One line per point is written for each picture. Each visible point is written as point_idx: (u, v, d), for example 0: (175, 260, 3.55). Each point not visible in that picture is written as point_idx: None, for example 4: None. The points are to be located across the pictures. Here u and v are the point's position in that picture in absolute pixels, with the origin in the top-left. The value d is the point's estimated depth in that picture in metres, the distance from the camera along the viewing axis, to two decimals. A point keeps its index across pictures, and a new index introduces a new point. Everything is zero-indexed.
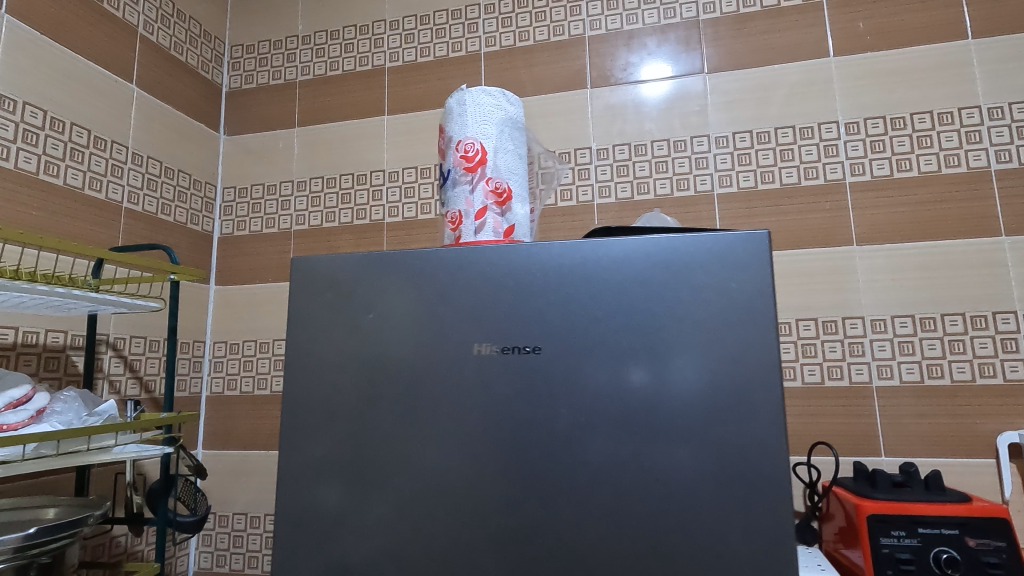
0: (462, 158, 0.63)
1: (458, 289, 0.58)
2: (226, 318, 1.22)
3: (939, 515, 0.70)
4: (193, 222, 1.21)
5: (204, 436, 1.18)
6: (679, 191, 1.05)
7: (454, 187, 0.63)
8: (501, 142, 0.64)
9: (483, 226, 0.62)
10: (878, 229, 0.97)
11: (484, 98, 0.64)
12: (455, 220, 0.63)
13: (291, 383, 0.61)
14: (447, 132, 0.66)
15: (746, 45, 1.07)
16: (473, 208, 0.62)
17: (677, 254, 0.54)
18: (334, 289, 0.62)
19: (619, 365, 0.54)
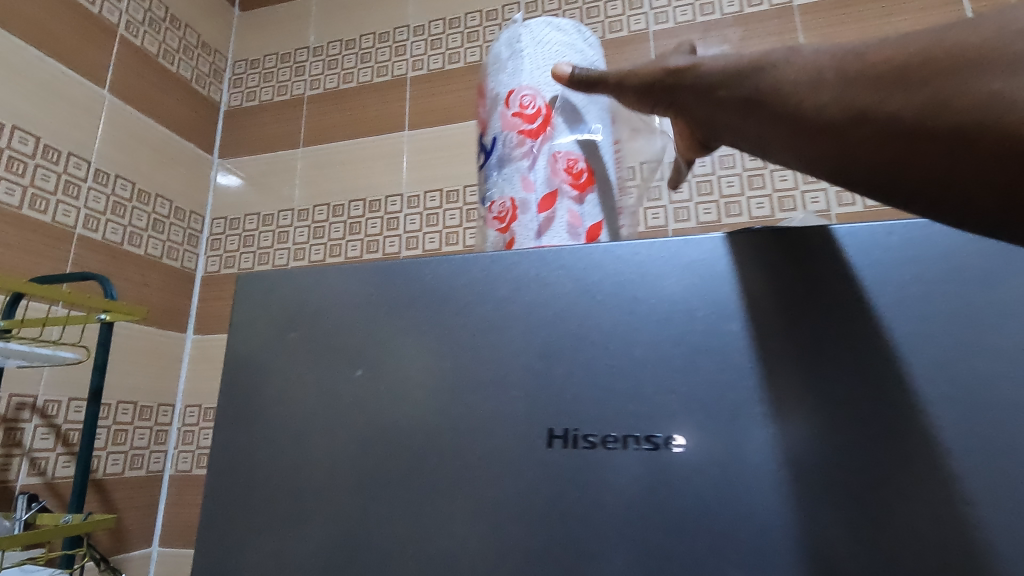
0: (517, 118, 0.41)
1: (518, 322, 0.31)
2: (202, 375, 0.97)
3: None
4: (171, 256, 0.98)
5: (162, 529, 0.91)
6: (783, 212, 0.80)
7: (505, 159, 0.41)
8: (576, 93, 0.43)
9: (554, 216, 0.38)
10: None
11: (547, 35, 0.45)
12: (506, 210, 0.39)
13: (220, 493, 0.34)
14: (491, 92, 0.45)
15: (859, 31, 0.85)
16: (538, 188, 0.39)
17: (985, 254, 0.27)
18: (304, 326, 0.35)
19: (891, 499, 0.24)
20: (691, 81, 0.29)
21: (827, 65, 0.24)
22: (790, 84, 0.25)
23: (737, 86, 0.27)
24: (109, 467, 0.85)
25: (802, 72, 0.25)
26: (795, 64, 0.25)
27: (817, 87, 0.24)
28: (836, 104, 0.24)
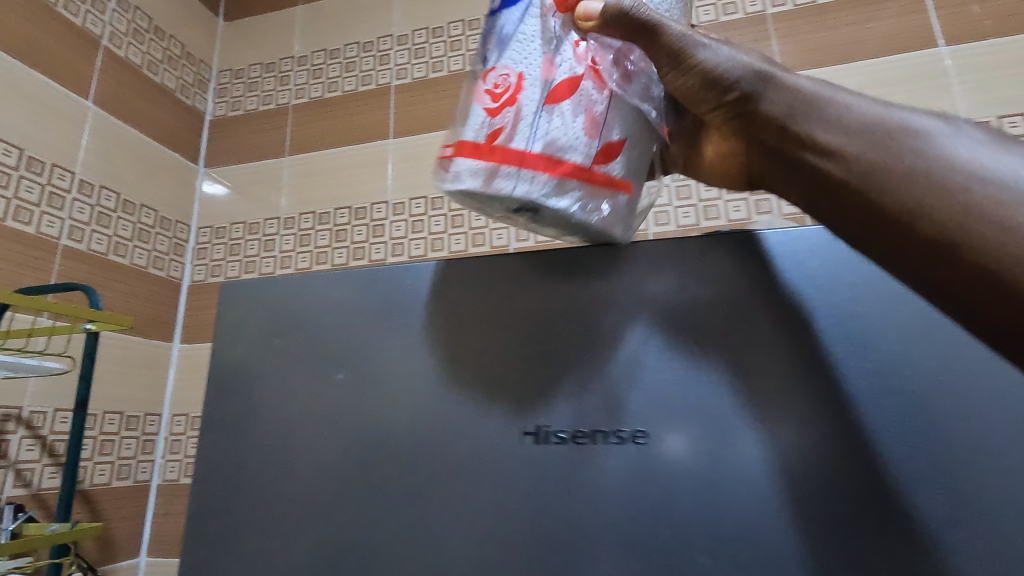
0: None
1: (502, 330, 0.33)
2: (189, 384, 0.97)
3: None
4: (156, 266, 0.99)
5: (150, 540, 0.91)
6: (760, 215, 0.82)
7: (527, 15, 0.35)
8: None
9: (562, 107, 0.33)
10: None
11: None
12: (507, 85, 0.34)
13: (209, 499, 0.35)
14: None
15: (830, 38, 0.87)
16: (554, 72, 0.34)
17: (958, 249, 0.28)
18: (287, 332, 0.36)
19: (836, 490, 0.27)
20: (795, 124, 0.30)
21: (965, 163, 0.26)
22: (894, 158, 0.27)
23: (839, 138, 0.29)
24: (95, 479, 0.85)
25: (941, 155, 0.26)
26: (914, 147, 0.27)
27: (909, 181, 0.26)
28: (957, 202, 0.25)
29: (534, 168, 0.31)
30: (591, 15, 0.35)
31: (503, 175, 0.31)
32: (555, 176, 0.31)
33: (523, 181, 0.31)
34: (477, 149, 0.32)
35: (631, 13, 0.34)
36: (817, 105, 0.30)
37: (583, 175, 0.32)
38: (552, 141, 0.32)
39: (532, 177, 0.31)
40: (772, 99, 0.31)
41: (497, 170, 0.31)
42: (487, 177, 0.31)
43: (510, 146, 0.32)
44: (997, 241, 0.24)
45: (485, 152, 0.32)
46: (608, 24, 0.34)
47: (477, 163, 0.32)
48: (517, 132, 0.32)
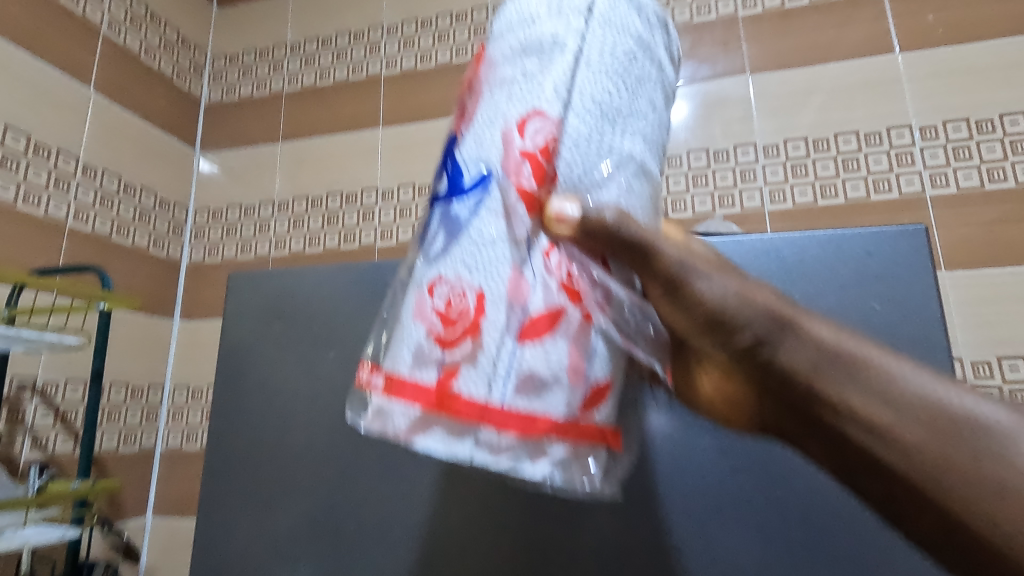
0: (521, 164, 0.27)
1: None
2: (190, 358, 1.04)
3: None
4: (157, 246, 1.04)
5: (156, 501, 0.99)
6: (722, 208, 0.89)
7: (481, 213, 0.27)
8: (614, 146, 0.28)
9: (539, 353, 0.26)
10: (970, 249, 0.79)
11: (586, 22, 0.29)
12: (464, 310, 0.26)
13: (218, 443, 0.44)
14: (487, 68, 0.29)
15: (795, 42, 0.93)
16: (532, 297, 0.27)
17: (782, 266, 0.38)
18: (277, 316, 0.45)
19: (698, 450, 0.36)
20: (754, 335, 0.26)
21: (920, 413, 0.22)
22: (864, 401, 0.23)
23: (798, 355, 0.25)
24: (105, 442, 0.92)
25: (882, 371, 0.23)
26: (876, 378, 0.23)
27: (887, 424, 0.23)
28: (955, 457, 0.21)
29: (503, 434, 0.25)
30: (567, 221, 0.27)
31: (462, 436, 0.25)
32: (528, 439, 0.25)
33: (485, 450, 0.25)
34: (420, 392, 0.26)
35: (611, 228, 0.27)
36: (765, 305, 0.26)
37: (567, 434, 0.26)
38: (526, 394, 0.26)
39: (502, 444, 0.25)
40: (718, 298, 0.27)
41: (450, 428, 0.25)
42: (438, 442, 0.25)
43: (467, 399, 0.25)
44: (998, 483, 0.21)
45: (432, 403, 0.26)
46: (586, 239, 0.27)
47: (424, 413, 0.26)
48: (476, 374, 0.26)
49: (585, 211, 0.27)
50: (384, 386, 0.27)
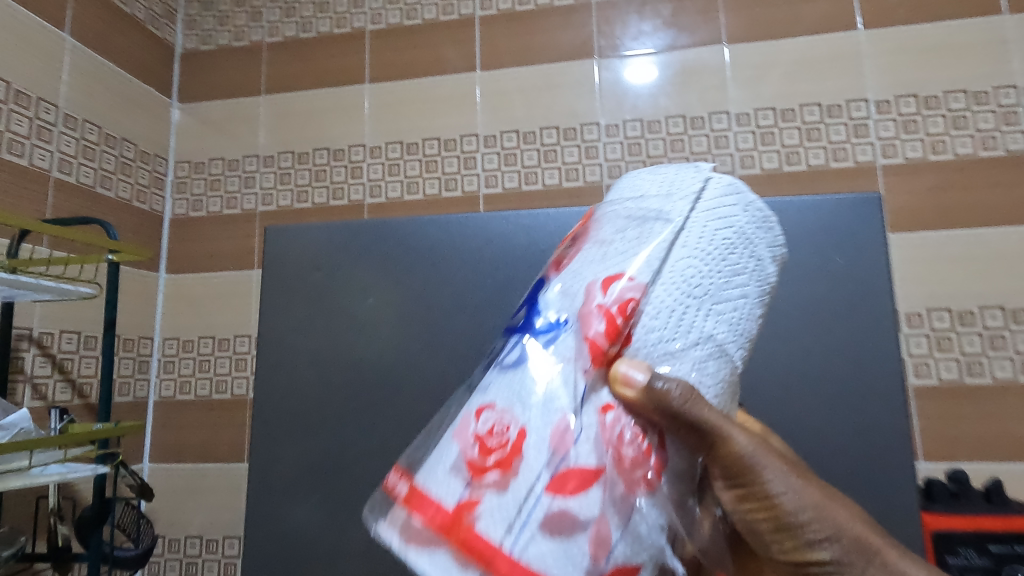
0: (603, 316, 0.30)
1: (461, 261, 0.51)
2: (179, 311, 1.06)
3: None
4: (140, 199, 1.03)
5: (152, 448, 1.02)
6: None
7: (544, 363, 0.30)
8: (694, 328, 0.30)
9: (554, 511, 0.28)
10: (911, 214, 0.89)
11: (690, 210, 0.33)
12: (502, 441, 0.29)
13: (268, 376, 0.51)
14: (594, 235, 0.34)
15: (769, 15, 0.98)
16: (571, 454, 0.29)
17: None
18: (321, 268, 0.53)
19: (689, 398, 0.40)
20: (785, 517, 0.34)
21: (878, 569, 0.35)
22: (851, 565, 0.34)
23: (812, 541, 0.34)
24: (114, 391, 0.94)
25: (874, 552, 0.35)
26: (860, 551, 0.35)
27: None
28: None
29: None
30: (633, 385, 0.30)
31: (460, 567, 0.28)
32: None
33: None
34: (437, 510, 0.29)
35: (677, 403, 0.30)
36: (827, 513, 0.35)
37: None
38: (529, 551, 0.27)
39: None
40: (790, 503, 0.34)
41: (455, 556, 0.28)
42: (438, 566, 0.28)
43: (478, 535, 0.28)
44: None
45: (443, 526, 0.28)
46: (641, 413, 0.30)
47: (434, 532, 0.28)
48: (498, 513, 0.28)
49: (655, 377, 0.30)
50: (417, 480, 0.31)
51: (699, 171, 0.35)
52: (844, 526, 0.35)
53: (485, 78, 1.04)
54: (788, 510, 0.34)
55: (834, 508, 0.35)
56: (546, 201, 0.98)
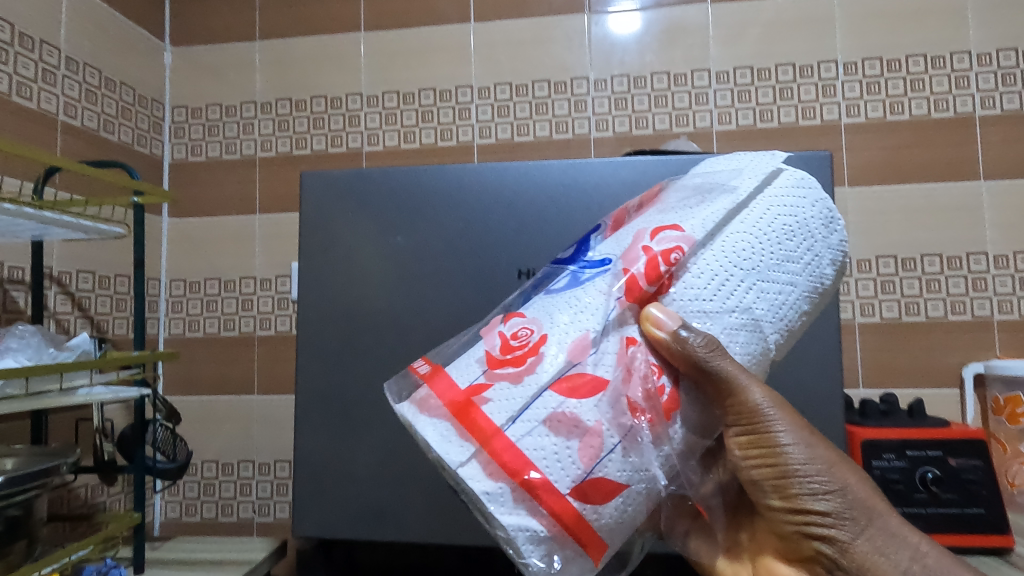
0: (652, 264, 0.38)
1: (487, 206, 0.56)
2: (184, 253, 1.10)
3: (955, 545, 0.73)
4: (140, 143, 1.06)
5: (165, 381, 1.09)
6: (678, 127, 1.02)
7: (586, 290, 0.39)
8: (735, 296, 0.39)
9: (555, 411, 0.36)
10: (867, 170, 0.99)
11: (755, 195, 0.41)
12: (527, 343, 0.38)
13: (307, 312, 0.56)
14: (664, 204, 0.43)
15: None
16: (582, 366, 0.37)
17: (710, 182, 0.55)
18: (357, 211, 0.56)
19: None
20: (793, 480, 0.42)
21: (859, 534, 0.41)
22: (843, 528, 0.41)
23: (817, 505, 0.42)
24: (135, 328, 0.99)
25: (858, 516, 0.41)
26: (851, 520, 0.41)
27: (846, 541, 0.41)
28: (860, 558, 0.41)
29: (489, 453, 0.36)
30: (665, 328, 0.38)
31: (461, 439, 0.37)
32: (513, 475, 0.35)
33: (466, 456, 0.36)
34: (456, 395, 0.38)
35: (706, 361, 0.38)
36: (835, 471, 0.42)
37: (525, 488, 0.35)
38: (523, 439, 0.36)
39: (480, 464, 0.36)
40: (798, 459, 0.42)
41: (460, 429, 0.37)
42: (444, 432, 0.37)
43: (482, 414, 0.37)
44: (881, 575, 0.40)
45: (457, 402, 0.38)
46: (663, 352, 0.39)
47: (450, 407, 0.38)
48: (504, 407, 0.37)
49: (683, 326, 0.38)
50: (444, 368, 0.41)
51: (773, 163, 0.43)
52: (848, 485, 0.42)
53: (479, 29, 1.07)
54: (796, 463, 0.42)
55: (844, 471, 0.42)
56: (537, 153, 1.04)
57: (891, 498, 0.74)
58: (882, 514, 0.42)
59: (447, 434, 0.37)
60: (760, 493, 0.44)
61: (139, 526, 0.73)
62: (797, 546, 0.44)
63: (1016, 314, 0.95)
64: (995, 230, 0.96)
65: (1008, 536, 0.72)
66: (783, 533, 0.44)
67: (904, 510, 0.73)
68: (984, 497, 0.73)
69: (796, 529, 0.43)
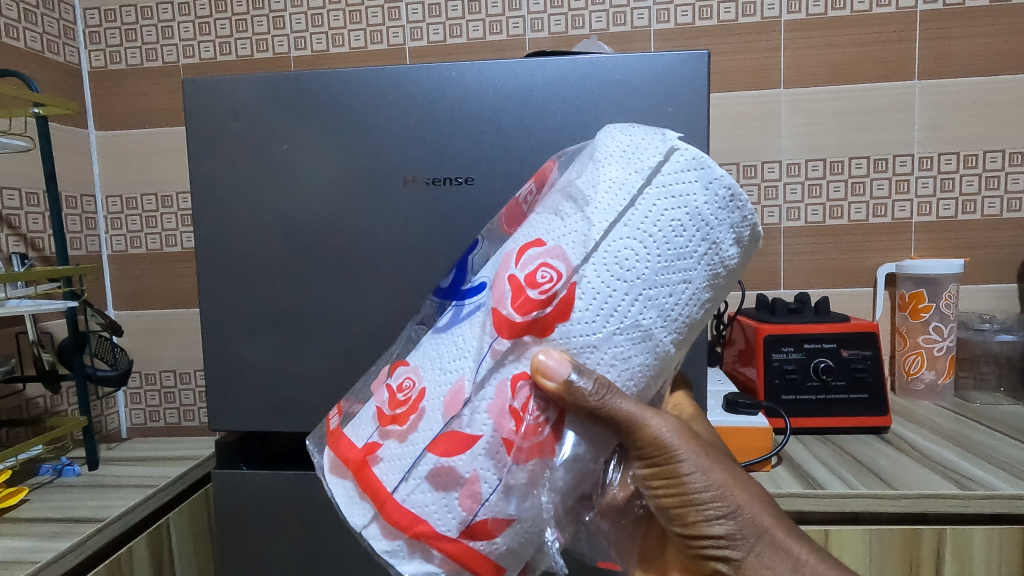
0: (534, 293, 0.37)
1: (359, 111, 0.60)
2: (117, 168, 1.08)
3: (840, 425, 0.80)
4: (53, 50, 0.99)
5: (114, 297, 1.11)
6: (615, 26, 0.98)
7: (469, 328, 0.40)
8: (621, 312, 0.37)
9: (435, 467, 0.38)
10: (804, 70, 0.97)
11: (643, 185, 0.38)
12: (409, 397, 0.41)
13: (204, 216, 0.63)
14: (549, 208, 0.41)
15: None
16: (458, 420, 0.38)
17: (565, 77, 0.58)
18: (240, 118, 0.62)
19: None
20: (694, 504, 0.43)
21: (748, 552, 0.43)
22: (737, 549, 0.43)
23: (716, 530, 0.43)
24: (69, 245, 0.99)
25: (751, 536, 0.43)
26: (745, 544, 0.43)
27: (736, 556, 0.43)
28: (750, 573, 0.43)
29: (382, 515, 0.39)
30: (556, 377, 0.38)
31: (361, 501, 0.41)
32: (408, 532, 0.39)
33: (367, 518, 0.40)
34: (352, 456, 0.41)
35: (594, 400, 0.38)
36: (730, 494, 0.43)
37: (418, 540, 0.39)
38: (409, 497, 0.39)
39: (379, 524, 0.40)
40: (697, 485, 0.43)
41: (359, 492, 0.41)
42: (348, 492, 0.41)
43: (374, 476, 0.40)
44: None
45: (353, 464, 0.41)
46: (556, 399, 0.38)
47: (349, 467, 0.41)
48: (393, 468, 0.40)
49: (576, 374, 0.38)
50: (346, 427, 0.44)
51: (664, 139, 0.39)
52: (742, 507, 0.43)
53: None
54: (695, 490, 0.43)
55: (737, 493, 0.44)
56: (470, 57, 1.00)
57: (786, 387, 0.81)
58: (771, 532, 0.43)
59: (353, 498, 0.41)
60: (666, 518, 0.45)
61: (87, 429, 0.77)
62: (697, 565, 0.46)
63: (933, 216, 0.98)
64: (923, 132, 0.97)
65: (887, 416, 0.79)
66: (685, 553, 0.46)
67: (796, 396, 0.81)
68: (871, 383, 0.79)
69: (696, 552, 0.45)
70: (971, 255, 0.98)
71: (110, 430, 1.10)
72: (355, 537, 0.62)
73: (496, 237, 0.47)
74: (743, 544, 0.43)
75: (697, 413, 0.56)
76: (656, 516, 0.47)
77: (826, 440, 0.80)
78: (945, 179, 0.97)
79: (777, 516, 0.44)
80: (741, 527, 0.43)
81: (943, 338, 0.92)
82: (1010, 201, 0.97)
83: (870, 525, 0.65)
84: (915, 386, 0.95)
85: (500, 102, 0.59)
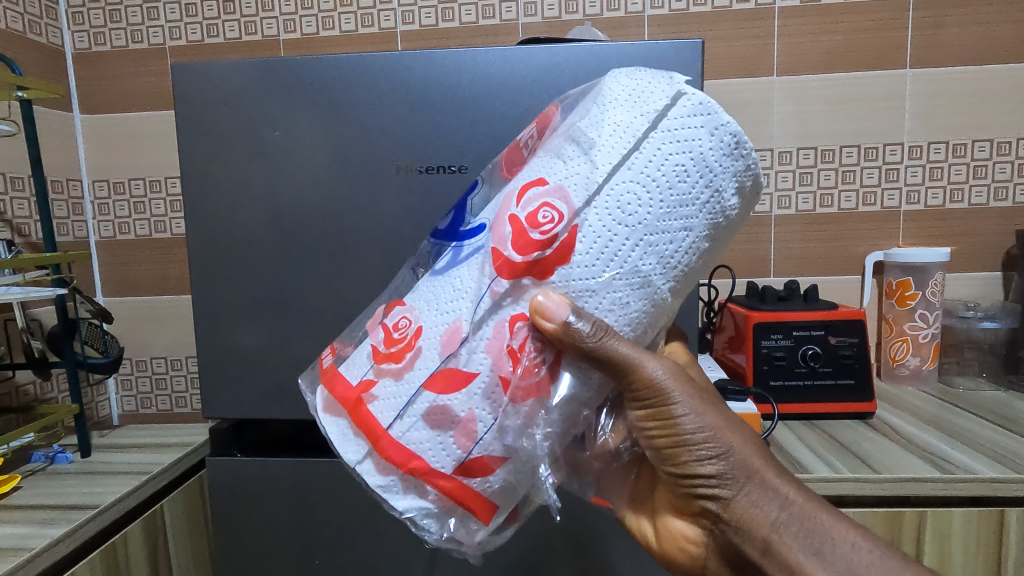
0: (537, 230, 0.37)
1: (352, 96, 0.60)
2: (103, 152, 1.06)
3: (825, 410, 0.82)
4: (35, 31, 0.97)
5: (102, 284, 1.10)
6: (609, 11, 0.97)
7: (467, 270, 0.40)
8: (621, 255, 0.38)
9: (431, 405, 0.39)
10: (797, 58, 0.97)
11: (649, 129, 0.38)
12: (406, 336, 0.41)
13: (195, 206, 0.62)
14: (553, 147, 0.41)
15: None
16: (456, 359, 0.39)
17: (561, 63, 0.57)
18: (231, 104, 0.61)
19: None
20: (687, 446, 0.44)
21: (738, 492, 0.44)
22: (727, 489, 0.44)
23: (708, 471, 0.44)
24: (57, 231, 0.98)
25: (741, 477, 0.44)
26: (735, 484, 0.44)
27: (726, 496, 0.44)
28: (738, 512, 0.44)
29: (378, 451, 0.40)
30: (554, 318, 0.38)
31: (355, 437, 0.41)
32: (403, 466, 0.40)
33: (362, 454, 0.41)
34: (346, 394, 0.42)
35: (590, 340, 0.39)
36: (723, 436, 0.44)
37: (413, 475, 0.40)
38: (405, 434, 0.40)
39: (373, 460, 0.40)
40: (691, 427, 0.44)
41: (354, 428, 0.41)
42: (342, 429, 0.42)
43: (370, 413, 0.40)
44: (749, 520, 0.43)
45: (348, 401, 0.41)
46: (553, 339, 0.39)
47: (345, 405, 0.42)
48: (389, 405, 0.40)
49: (574, 317, 0.38)
50: (340, 366, 0.44)
51: (671, 84, 0.39)
52: (734, 448, 0.44)
53: None
54: (688, 432, 0.44)
55: (730, 435, 0.45)
56: (463, 42, 0.99)
57: (774, 373, 0.82)
58: (761, 472, 0.44)
59: (347, 434, 0.41)
60: (660, 459, 0.46)
61: (79, 415, 0.76)
62: (688, 504, 0.47)
63: (921, 205, 0.99)
64: (913, 121, 0.97)
65: (871, 401, 0.81)
66: (676, 493, 0.48)
67: (784, 382, 0.82)
68: (857, 370, 0.81)
69: (687, 491, 0.46)
70: (957, 242, 1.00)
71: (101, 416, 1.10)
72: (352, 518, 0.62)
73: (496, 180, 0.47)
74: (734, 485, 0.44)
75: (692, 359, 0.57)
76: (650, 456, 0.48)
77: (813, 425, 0.81)
78: (934, 168, 0.98)
79: (766, 457, 0.45)
80: (733, 468, 0.44)
81: (928, 325, 0.93)
82: (996, 189, 0.98)
83: (852, 508, 0.67)
84: (899, 370, 0.97)
85: (495, 90, 0.58)
